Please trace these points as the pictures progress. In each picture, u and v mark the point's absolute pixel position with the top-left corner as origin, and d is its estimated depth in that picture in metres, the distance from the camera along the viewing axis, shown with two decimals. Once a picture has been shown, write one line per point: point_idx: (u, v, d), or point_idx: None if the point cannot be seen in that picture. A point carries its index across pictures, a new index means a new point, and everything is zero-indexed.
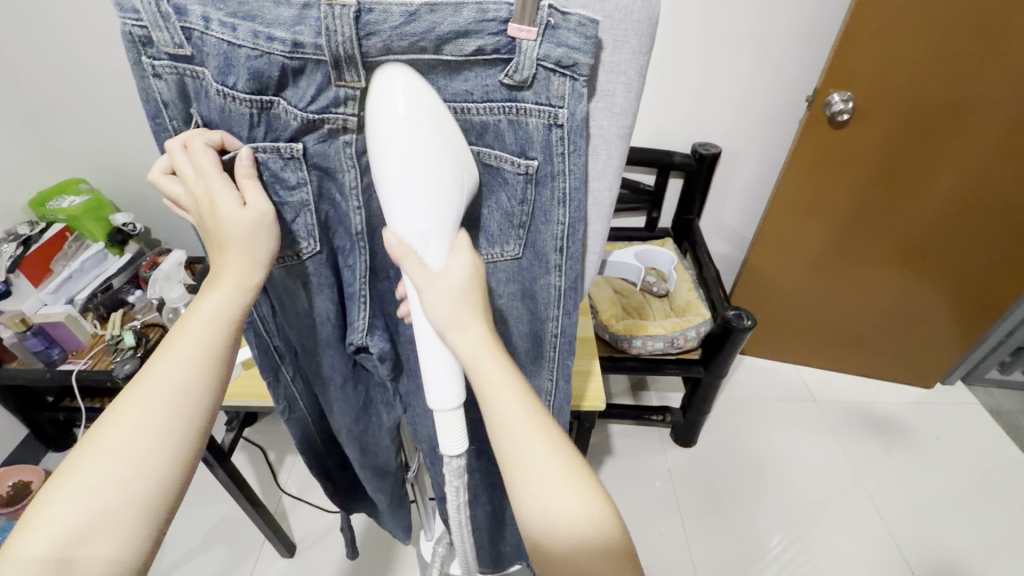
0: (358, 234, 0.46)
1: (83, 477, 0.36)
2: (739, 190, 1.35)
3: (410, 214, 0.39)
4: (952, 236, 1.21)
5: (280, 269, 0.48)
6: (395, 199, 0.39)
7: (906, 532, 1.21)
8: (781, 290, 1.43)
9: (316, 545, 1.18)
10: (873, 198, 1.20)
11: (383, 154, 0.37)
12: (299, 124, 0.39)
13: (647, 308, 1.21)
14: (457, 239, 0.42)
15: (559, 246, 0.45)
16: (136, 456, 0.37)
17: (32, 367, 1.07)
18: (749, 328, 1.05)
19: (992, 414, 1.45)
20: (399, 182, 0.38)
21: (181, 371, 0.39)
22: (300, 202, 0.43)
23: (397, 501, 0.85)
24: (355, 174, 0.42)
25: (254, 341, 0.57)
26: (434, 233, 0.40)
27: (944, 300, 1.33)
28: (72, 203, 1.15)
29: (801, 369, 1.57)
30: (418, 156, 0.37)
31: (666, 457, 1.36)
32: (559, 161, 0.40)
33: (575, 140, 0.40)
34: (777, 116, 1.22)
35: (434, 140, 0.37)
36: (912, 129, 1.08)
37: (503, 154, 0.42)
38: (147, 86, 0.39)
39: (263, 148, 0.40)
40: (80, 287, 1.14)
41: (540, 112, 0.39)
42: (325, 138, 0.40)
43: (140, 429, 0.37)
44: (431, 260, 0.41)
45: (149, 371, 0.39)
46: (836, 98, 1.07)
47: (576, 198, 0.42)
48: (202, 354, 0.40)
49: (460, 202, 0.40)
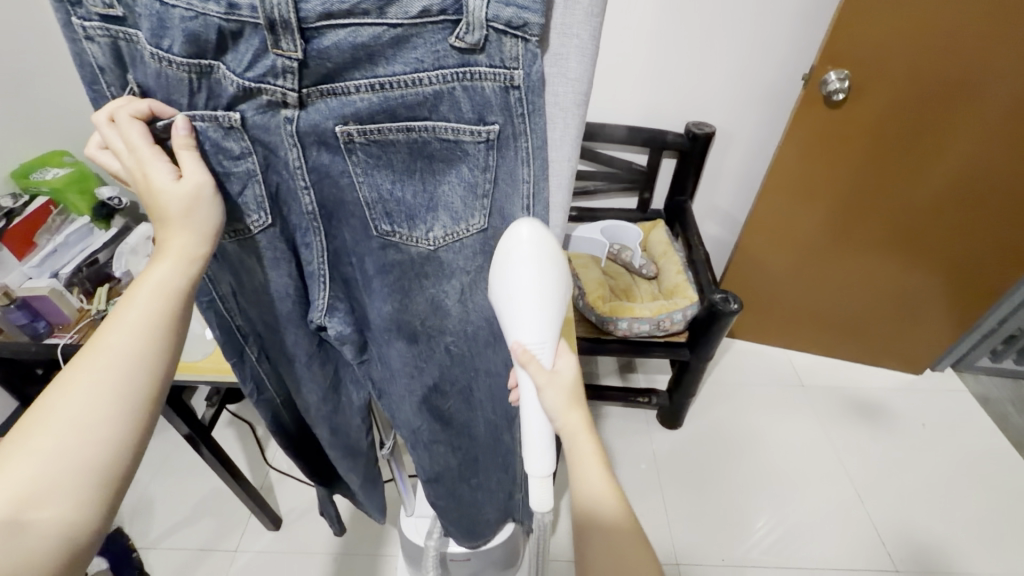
0: (311, 214, 0.45)
1: (34, 441, 0.35)
2: (733, 172, 1.33)
3: (527, 326, 0.44)
4: (949, 219, 1.19)
5: (234, 245, 0.47)
6: (513, 313, 0.44)
7: (885, 516, 1.22)
8: (772, 273, 1.41)
9: (302, 519, 1.19)
10: (871, 178, 1.17)
11: (508, 279, 0.43)
12: (236, 92, 0.38)
13: (635, 291, 1.21)
14: (560, 344, 0.48)
15: (526, 206, 0.44)
16: (86, 422, 0.36)
17: (16, 340, 1.03)
18: (734, 312, 1.04)
19: (980, 401, 1.45)
20: (525, 303, 0.43)
21: (127, 341, 0.39)
22: (246, 172, 0.42)
23: (371, 479, 0.85)
24: (297, 153, 0.41)
25: (215, 321, 0.54)
26: (549, 342, 0.46)
27: (939, 285, 1.31)
28: (55, 175, 1.15)
29: (791, 355, 1.56)
30: (535, 275, 0.42)
31: (651, 439, 1.36)
32: (519, 122, 0.40)
33: (532, 100, 0.39)
34: (773, 96, 1.19)
35: (543, 262, 0.43)
36: (912, 106, 1.05)
37: (460, 125, 0.40)
38: (80, 50, 0.36)
39: (201, 116, 0.39)
40: (65, 261, 1.12)
41: (494, 75, 0.38)
42: (265, 108, 0.39)
43: (88, 397, 0.37)
44: (547, 363, 0.46)
45: (96, 340, 0.38)
46: (832, 76, 1.04)
47: (540, 157, 0.42)
48: (148, 325, 0.40)
49: (560, 311, 0.45)
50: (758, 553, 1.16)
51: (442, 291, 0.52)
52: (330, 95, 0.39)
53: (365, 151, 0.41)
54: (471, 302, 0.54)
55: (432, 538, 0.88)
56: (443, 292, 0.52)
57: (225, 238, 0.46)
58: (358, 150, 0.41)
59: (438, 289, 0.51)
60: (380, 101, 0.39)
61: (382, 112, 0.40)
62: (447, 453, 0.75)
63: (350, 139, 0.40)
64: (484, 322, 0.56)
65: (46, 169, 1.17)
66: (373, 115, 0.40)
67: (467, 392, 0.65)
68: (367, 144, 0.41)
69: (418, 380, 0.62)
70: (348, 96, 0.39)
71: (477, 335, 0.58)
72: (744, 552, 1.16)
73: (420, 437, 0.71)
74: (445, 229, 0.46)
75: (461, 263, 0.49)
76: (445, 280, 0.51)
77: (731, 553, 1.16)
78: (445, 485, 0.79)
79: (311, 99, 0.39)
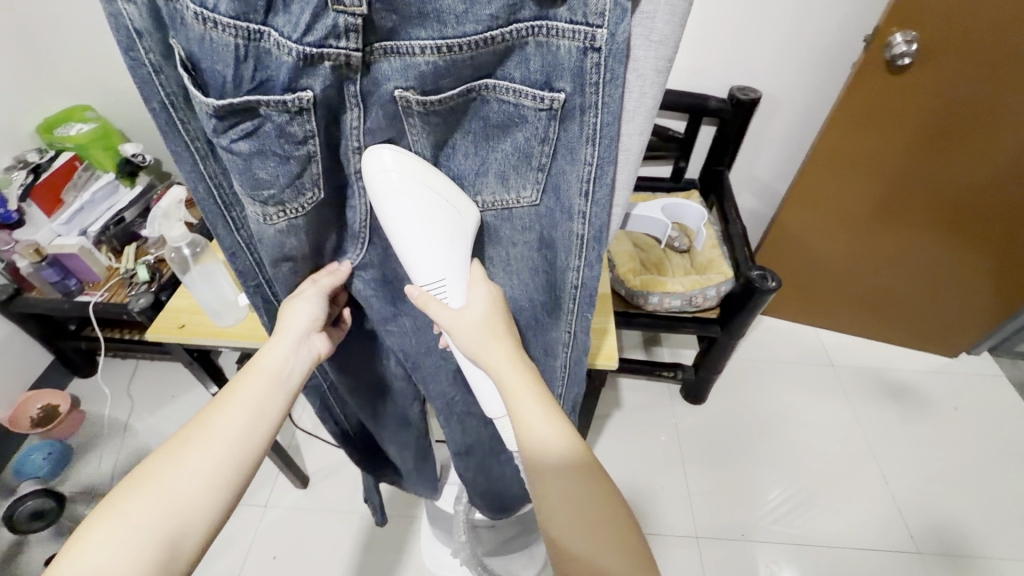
0: (358, 175, 0.45)
1: (126, 506, 0.40)
2: (776, 141, 1.26)
3: (430, 269, 0.47)
4: (1003, 201, 1.12)
5: (275, 229, 0.43)
6: (416, 255, 0.46)
7: (909, 497, 1.21)
8: (813, 250, 1.36)
9: (329, 478, 1.23)
10: (931, 155, 1.10)
11: (389, 216, 0.44)
12: (295, 63, 0.35)
13: (667, 264, 1.16)
14: (470, 275, 0.50)
15: (585, 189, 0.44)
16: (200, 482, 0.43)
17: (50, 296, 1.11)
18: (772, 290, 1.00)
19: (1016, 386, 1.41)
20: (414, 244, 0.45)
21: (242, 416, 0.46)
22: (305, 155, 0.40)
23: (424, 453, 0.87)
24: (358, 114, 0.40)
25: (262, 307, 0.53)
26: (446, 281, 0.48)
27: (982, 270, 1.26)
28: (79, 130, 1.13)
29: (821, 333, 1.53)
30: (416, 210, 0.43)
31: (673, 413, 1.35)
32: (591, 92, 0.39)
33: (612, 66, 0.37)
34: (829, 58, 1.10)
35: (423, 192, 0.43)
36: (987, 77, 0.96)
37: (524, 87, 0.40)
38: (115, 11, 0.33)
39: (268, 102, 0.35)
40: (93, 219, 1.13)
41: (573, 32, 0.37)
42: (329, 77, 0.37)
43: (203, 460, 0.43)
44: (452, 302, 0.49)
45: (217, 414, 0.46)
46: (899, 39, 0.96)
47: (607, 136, 0.41)
48: (258, 403, 0.47)
49: (466, 241, 0.47)
50: (770, 523, 1.17)
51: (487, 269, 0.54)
52: (394, 54, 0.38)
53: (423, 119, 0.41)
54: (515, 278, 0.54)
55: (461, 502, 0.96)
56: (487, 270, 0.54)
57: (271, 222, 0.42)
58: (416, 117, 0.41)
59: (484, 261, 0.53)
60: (447, 64, 0.38)
61: (447, 75, 0.39)
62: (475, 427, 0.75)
63: (408, 105, 0.40)
64: (526, 301, 0.56)
65: (70, 125, 1.15)
66: (438, 78, 0.39)
67: None
68: (426, 112, 0.41)
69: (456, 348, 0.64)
70: (414, 57, 0.37)
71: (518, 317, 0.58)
72: (759, 524, 1.17)
73: (454, 409, 0.71)
74: (494, 195, 0.47)
75: (507, 234, 0.51)
76: (493, 246, 0.52)
77: (745, 524, 1.17)
78: (475, 458, 0.80)
79: (375, 57, 0.38)
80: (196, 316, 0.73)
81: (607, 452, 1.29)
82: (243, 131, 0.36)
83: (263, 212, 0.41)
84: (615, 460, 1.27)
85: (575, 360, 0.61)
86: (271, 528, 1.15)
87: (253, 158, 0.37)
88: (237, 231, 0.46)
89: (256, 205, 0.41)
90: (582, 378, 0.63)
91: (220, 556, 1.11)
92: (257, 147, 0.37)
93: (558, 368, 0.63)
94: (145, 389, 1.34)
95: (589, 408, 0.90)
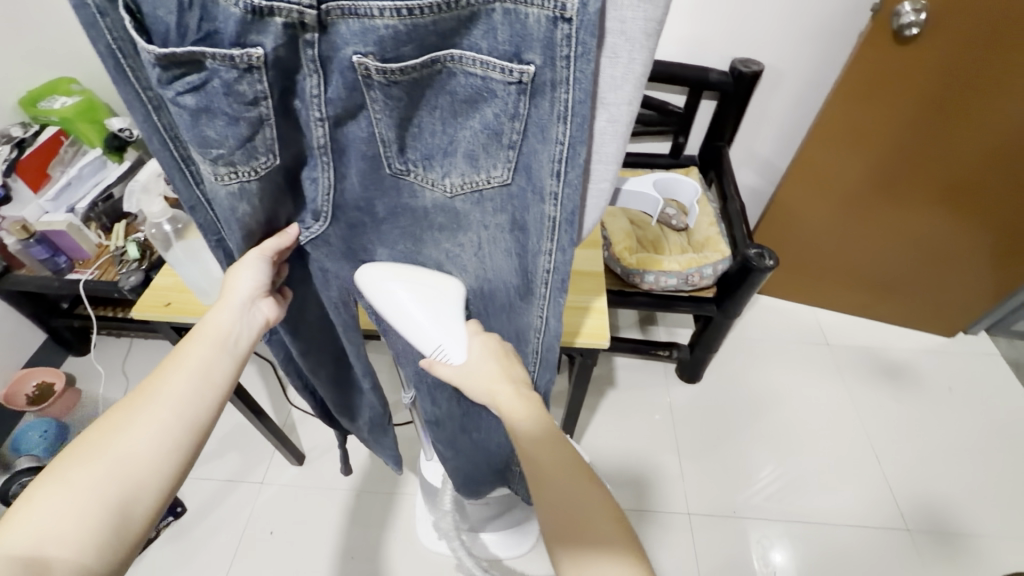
0: (321, 148, 0.44)
1: (70, 474, 0.41)
2: (778, 116, 1.23)
3: (430, 337, 0.54)
4: (1007, 175, 1.09)
5: (227, 191, 0.43)
6: (419, 329, 0.54)
7: (900, 475, 1.22)
8: (811, 227, 1.35)
9: (324, 455, 1.23)
10: (931, 131, 1.08)
11: (388, 304, 0.54)
12: (242, 17, 0.34)
13: (664, 243, 1.15)
14: (469, 330, 0.56)
15: (557, 170, 0.42)
16: (151, 445, 0.44)
17: (41, 275, 1.09)
18: (769, 269, 0.99)
19: (1012, 366, 1.40)
20: (414, 320, 0.54)
21: (185, 381, 0.47)
22: (257, 118, 0.39)
23: (379, 426, 0.87)
24: (317, 81, 0.39)
25: (224, 262, 0.52)
26: (444, 343, 0.54)
27: (983, 246, 1.24)
28: (65, 104, 1.10)
29: (818, 313, 1.52)
30: (405, 291, 0.54)
31: (668, 392, 1.36)
32: (562, 66, 0.37)
33: (584, 39, 0.35)
34: (836, 29, 1.07)
35: (407, 278, 0.54)
36: (990, 48, 0.93)
37: (492, 58, 0.38)
38: None
39: (213, 55, 0.35)
40: (80, 196, 1.11)
41: (543, 3, 0.34)
42: (282, 35, 0.36)
43: (150, 426, 0.44)
44: (454, 359, 0.55)
45: (161, 383, 0.46)
46: (907, 7, 0.92)
47: (579, 114, 0.39)
48: (203, 369, 0.48)
49: (454, 308, 0.55)
50: (762, 500, 1.18)
51: (459, 246, 0.54)
52: (352, 16, 0.36)
53: (384, 91, 0.40)
54: (488, 261, 0.55)
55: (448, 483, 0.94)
56: (459, 247, 0.54)
57: (221, 181, 0.42)
58: (377, 89, 0.40)
59: (455, 241, 0.53)
60: (408, 29, 0.36)
61: (408, 42, 0.37)
62: (453, 398, 0.75)
63: (367, 73, 0.38)
64: (501, 284, 0.57)
65: (54, 98, 1.13)
66: (399, 45, 0.37)
67: None
68: (387, 83, 0.39)
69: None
70: (372, 20, 0.36)
71: (493, 296, 0.59)
72: (752, 501, 1.18)
73: (424, 379, 0.72)
74: (463, 176, 0.46)
75: (479, 218, 0.50)
76: (464, 229, 0.52)
77: (737, 501, 1.18)
78: (446, 432, 0.80)
79: (332, 18, 0.36)
80: (183, 294, 0.73)
81: (601, 429, 1.29)
82: (190, 84, 0.36)
83: (212, 171, 0.41)
84: (609, 437, 1.28)
85: (547, 347, 0.59)
86: (267, 504, 1.16)
87: (201, 114, 0.37)
88: (196, 186, 0.45)
89: (206, 163, 0.41)
90: (555, 365, 0.63)
91: (218, 531, 1.13)
92: (205, 103, 0.37)
93: (531, 353, 0.63)
94: (140, 367, 1.35)
95: (582, 387, 0.90)
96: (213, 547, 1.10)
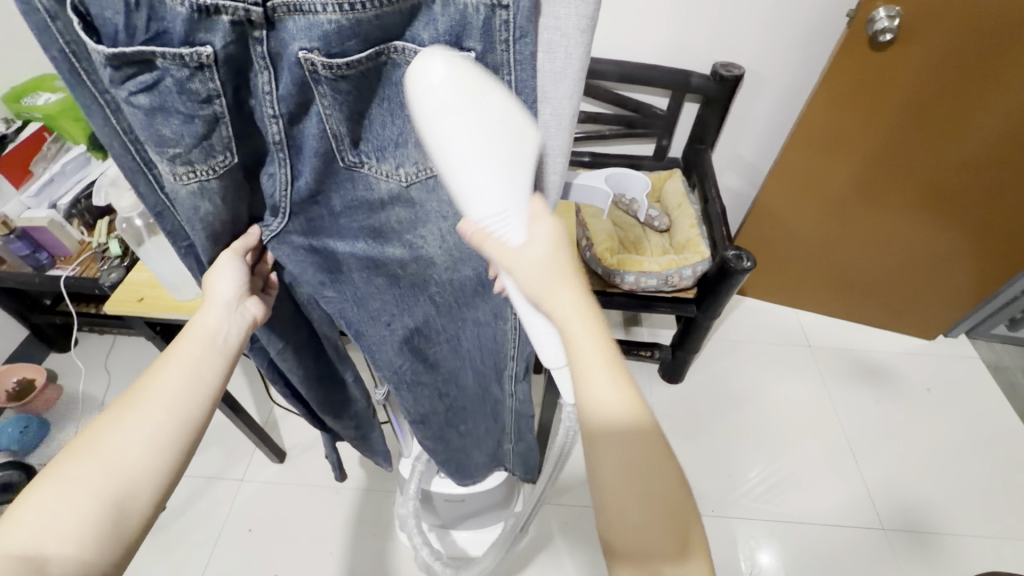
0: (277, 143, 0.45)
1: (63, 476, 0.41)
2: (759, 119, 1.25)
3: (486, 203, 0.41)
4: (982, 176, 1.11)
5: (187, 190, 0.43)
6: (470, 188, 0.40)
7: (877, 475, 1.23)
8: (793, 230, 1.36)
9: (306, 452, 1.24)
10: (904, 134, 1.10)
11: (444, 148, 0.38)
12: (189, 15, 0.35)
13: (645, 244, 1.17)
14: (533, 209, 0.44)
15: None
16: (143, 445, 0.43)
17: (21, 271, 1.06)
18: (747, 271, 0.99)
19: (990, 368, 1.42)
20: (469, 175, 0.39)
21: (174, 382, 0.47)
22: (212, 114, 0.40)
23: (364, 423, 0.88)
24: (268, 77, 0.40)
25: (195, 267, 0.53)
26: (508, 216, 0.42)
27: (960, 247, 1.25)
28: (47, 101, 1.11)
29: (800, 314, 1.54)
30: (466, 127, 0.37)
31: (651, 392, 1.36)
32: (502, 51, 0.40)
33: (520, 25, 0.39)
34: (815, 34, 1.08)
35: (472, 98, 0.36)
36: (959, 53, 0.95)
37: (434, 50, 0.40)
38: None
39: (162, 54, 0.36)
40: (63, 191, 1.09)
41: None
42: (230, 33, 0.37)
43: (139, 427, 0.44)
44: (514, 239, 0.43)
45: (150, 385, 0.46)
46: (882, 13, 0.93)
47: (523, 97, 0.42)
48: (194, 369, 0.49)
49: (524, 172, 0.41)
50: (749, 500, 1.19)
51: (424, 236, 0.55)
52: (297, 12, 0.38)
53: (332, 86, 0.41)
54: (455, 246, 0.56)
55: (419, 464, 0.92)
56: (425, 238, 0.55)
57: (181, 181, 0.42)
58: (324, 83, 0.41)
59: (415, 235, 0.54)
60: (352, 24, 0.38)
61: (354, 36, 0.39)
62: (434, 397, 0.74)
63: (314, 69, 0.40)
64: (471, 271, 0.60)
65: (39, 95, 1.14)
66: (344, 40, 0.39)
67: (454, 341, 0.67)
68: (335, 77, 0.40)
69: (401, 321, 0.62)
70: (316, 15, 0.38)
71: (463, 286, 0.61)
72: (736, 501, 1.19)
73: (403, 377, 0.69)
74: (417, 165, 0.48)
75: (436, 205, 0.52)
76: (425, 220, 0.53)
77: (722, 502, 1.19)
78: (432, 431, 0.79)
79: (278, 15, 0.38)
80: (155, 290, 0.73)
81: None
82: (142, 83, 0.37)
83: (171, 170, 0.42)
84: None
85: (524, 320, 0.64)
86: (248, 501, 1.16)
87: (155, 113, 0.38)
88: (161, 189, 0.45)
89: (164, 162, 0.41)
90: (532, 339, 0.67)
91: (197, 528, 1.12)
92: (159, 102, 0.38)
93: (509, 328, 0.66)
94: (122, 364, 1.35)
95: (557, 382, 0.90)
96: (192, 544, 1.10)
